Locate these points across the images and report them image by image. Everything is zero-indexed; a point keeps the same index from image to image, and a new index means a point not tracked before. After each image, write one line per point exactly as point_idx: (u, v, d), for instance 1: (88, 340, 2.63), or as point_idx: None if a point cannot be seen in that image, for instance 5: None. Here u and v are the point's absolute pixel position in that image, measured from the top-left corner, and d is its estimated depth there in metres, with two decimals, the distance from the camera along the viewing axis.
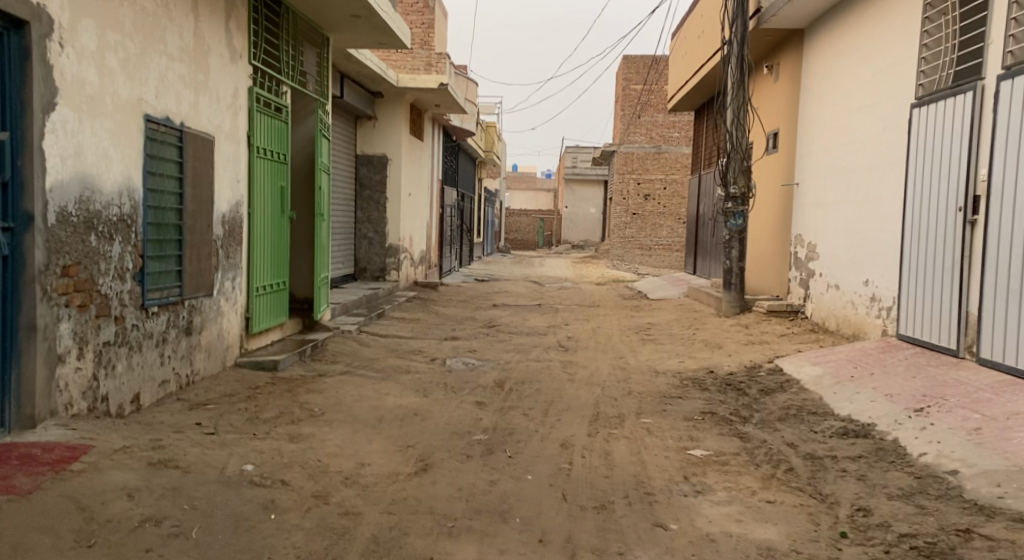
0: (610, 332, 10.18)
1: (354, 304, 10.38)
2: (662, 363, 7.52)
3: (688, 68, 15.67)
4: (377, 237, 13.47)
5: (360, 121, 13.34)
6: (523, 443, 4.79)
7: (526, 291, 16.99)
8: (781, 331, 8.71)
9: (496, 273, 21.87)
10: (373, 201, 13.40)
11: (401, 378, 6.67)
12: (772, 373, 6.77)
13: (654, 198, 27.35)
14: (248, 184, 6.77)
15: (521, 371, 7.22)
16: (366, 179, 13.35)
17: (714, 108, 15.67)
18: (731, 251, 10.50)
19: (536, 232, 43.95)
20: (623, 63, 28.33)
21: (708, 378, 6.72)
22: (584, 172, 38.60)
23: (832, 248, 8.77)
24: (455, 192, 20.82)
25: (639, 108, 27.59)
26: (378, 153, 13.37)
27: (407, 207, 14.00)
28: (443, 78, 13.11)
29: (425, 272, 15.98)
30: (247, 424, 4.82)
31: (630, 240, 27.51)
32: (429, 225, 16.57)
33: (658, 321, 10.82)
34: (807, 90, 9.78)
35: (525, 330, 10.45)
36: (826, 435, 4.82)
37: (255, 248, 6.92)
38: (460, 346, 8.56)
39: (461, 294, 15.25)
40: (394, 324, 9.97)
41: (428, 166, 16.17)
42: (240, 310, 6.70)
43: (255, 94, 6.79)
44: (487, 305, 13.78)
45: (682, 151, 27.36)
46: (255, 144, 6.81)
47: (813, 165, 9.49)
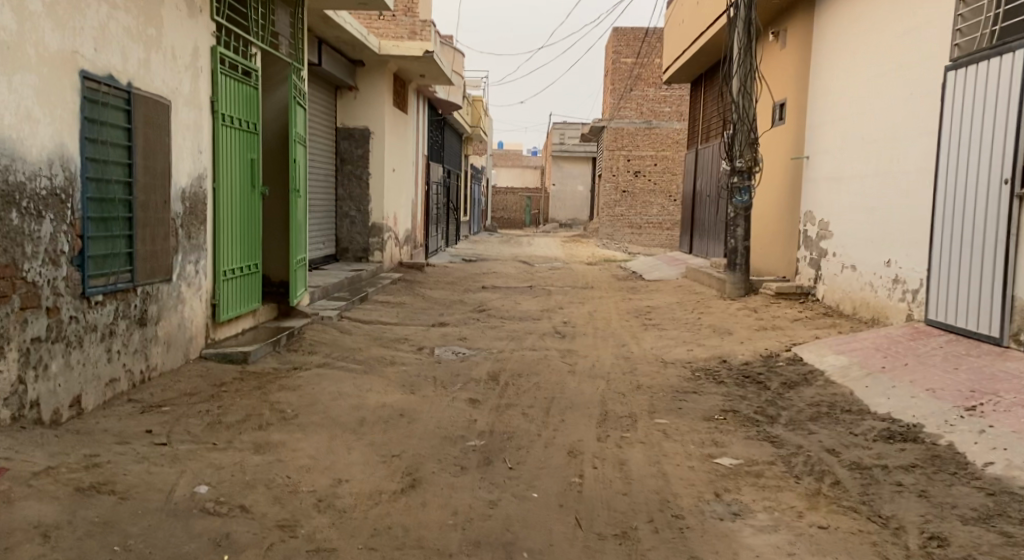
0: (607, 316, 9.58)
1: (334, 287, 9.73)
2: (669, 352, 6.94)
3: (686, 36, 15.00)
4: (359, 216, 12.78)
5: (341, 92, 12.59)
6: (525, 451, 4.19)
7: (516, 271, 16.36)
8: (794, 315, 8.15)
9: (483, 253, 21.24)
10: (354, 178, 12.69)
11: (385, 371, 6.05)
12: (791, 363, 6.20)
13: (644, 174, 26.70)
14: (213, 155, 6.09)
15: (517, 362, 6.60)
16: (348, 154, 12.63)
17: (713, 78, 15.04)
18: (736, 229, 9.94)
19: (524, 210, 43.27)
20: (613, 35, 27.55)
21: (722, 370, 6.14)
22: (572, 149, 37.92)
23: (848, 226, 8.22)
24: (441, 168, 20.11)
25: (629, 82, 26.89)
26: (360, 127, 12.63)
27: (391, 184, 13.30)
28: (428, 45, 12.34)
29: (410, 252, 15.32)
30: (206, 431, 4.19)
31: (620, 218, 26.91)
32: (415, 202, 15.88)
33: (657, 305, 10.25)
34: (819, 56, 9.19)
35: (517, 313, 9.85)
36: (868, 438, 4.25)
37: (222, 227, 6.24)
38: (449, 334, 7.93)
39: (448, 275, 14.60)
40: (377, 309, 9.32)
41: (413, 140, 15.45)
42: (206, 297, 6.04)
43: (220, 55, 6.10)
44: (476, 286, 13.14)
45: (673, 127, 26.67)
46: (221, 111, 6.13)
47: (825, 137, 8.90)
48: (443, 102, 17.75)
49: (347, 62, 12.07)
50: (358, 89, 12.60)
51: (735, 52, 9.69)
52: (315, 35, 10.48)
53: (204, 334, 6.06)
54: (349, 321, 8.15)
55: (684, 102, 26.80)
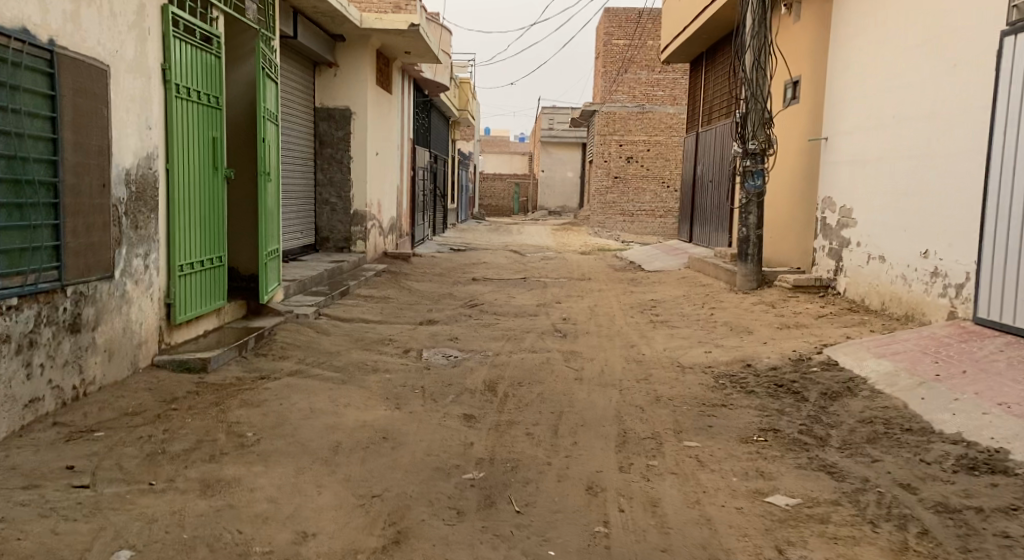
0: (611, 312, 8.87)
1: (312, 281, 8.95)
2: (684, 355, 6.23)
3: (687, 13, 14.27)
4: (340, 203, 11.97)
5: (320, 70, 11.77)
6: (534, 486, 3.46)
7: (507, 262, 15.60)
8: (816, 311, 7.44)
9: (472, 242, 20.45)
10: (335, 162, 11.87)
11: (366, 381, 5.28)
12: (826, 369, 5.49)
13: (636, 160, 25.95)
14: (165, 131, 5.28)
15: (516, 368, 5.86)
16: (328, 137, 11.81)
17: (715, 57, 14.34)
18: (748, 217, 9.26)
19: (512, 198, 42.46)
20: (605, 17, 26.69)
21: (750, 378, 5.42)
22: (561, 135, 37.14)
23: (874, 213, 7.52)
24: (428, 153, 19.28)
25: (621, 65, 26.08)
26: (341, 107, 11.81)
27: (374, 168, 12.49)
28: (413, 18, 11.48)
29: (396, 242, 14.51)
30: (143, 465, 3.43)
31: (611, 206, 26.20)
32: (401, 189, 15.09)
33: (662, 299, 9.55)
34: (839, 29, 8.48)
35: (512, 309, 9.10)
36: (946, 468, 3.54)
37: (178, 215, 5.45)
38: (439, 333, 7.17)
39: (436, 266, 13.83)
40: (359, 306, 8.54)
41: (398, 122, 14.62)
42: (159, 295, 5.25)
43: (173, 16, 5.29)
44: (466, 278, 12.37)
45: (667, 111, 25.88)
46: (175, 80, 5.32)
47: (847, 116, 8.20)
48: (430, 83, 16.88)
49: (326, 37, 11.23)
50: (339, 67, 11.77)
51: (749, 25, 8.98)
52: (290, 5, 9.65)
53: (158, 338, 5.28)
54: (328, 320, 7.37)
55: (677, 86, 25.99)
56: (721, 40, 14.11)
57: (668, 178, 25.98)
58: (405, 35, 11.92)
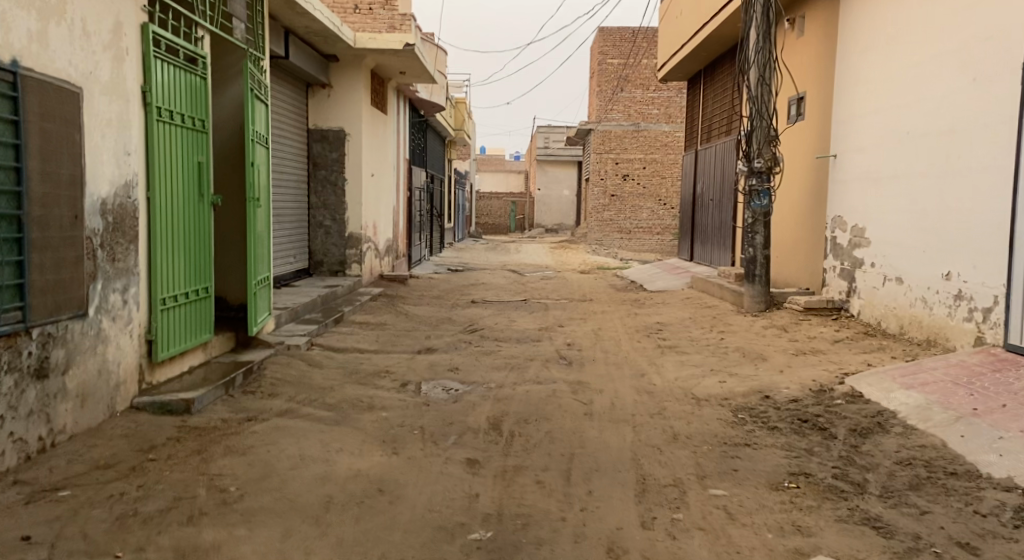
0: (616, 336, 8.54)
1: (304, 309, 8.61)
2: (699, 386, 5.88)
3: (686, 29, 14.04)
4: (335, 226, 11.63)
5: (313, 90, 11.48)
6: (547, 550, 3.12)
7: (505, 282, 15.28)
8: (833, 335, 7.11)
9: (469, 262, 20.13)
10: (328, 184, 11.55)
11: (361, 421, 4.93)
12: (851, 401, 5.16)
13: (632, 178, 25.72)
14: (146, 157, 4.95)
15: (520, 403, 5.51)
16: (322, 158, 11.50)
17: (715, 73, 14.10)
18: (755, 237, 8.89)
19: (508, 216, 42.21)
20: (599, 35, 26.51)
21: (772, 412, 5.08)
22: (557, 152, 36.97)
23: (890, 233, 7.21)
24: (423, 173, 18.98)
25: (617, 83, 25.89)
26: (334, 128, 11.52)
27: (369, 190, 12.18)
28: (408, 38, 11.21)
29: (391, 264, 14.17)
30: (113, 533, 3.09)
31: (608, 224, 25.93)
32: (396, 210, 14.78)
33: (668, 321, 9.23)
34: (848, 43, 8.20)
35: (513, 335, 8.74)
36: (1005, 524, 3.20)
37: (160, 245, 5.10)
38: (437, 364, 6.83)
39: (434, 288, 13.48)
40: (354, 334, 8.20)
41: (394, 142, 14.32)
42: (139, 332, 4.90)
43: (154, 34, 4.97)
44: (464, 301, 12.02)
45: (663, 129, 25.68)
46: (156, 103, 4.99)
47: (859, 132, 7.91)
48: (425, 102, 16.60)
49: (319, 56, 10.95)
50: (332, 86, 11.49)
51: (752, 39, 8.67)
52: (282, 25, 9.38)
53: (138, 378, 4.91)
54: (321, 351, 7.02)
55: (673, 103, 25.79)
56: (720, 57, 13.87)
57: (665, 195, 25.75)
58: (400, 54, 11.65)
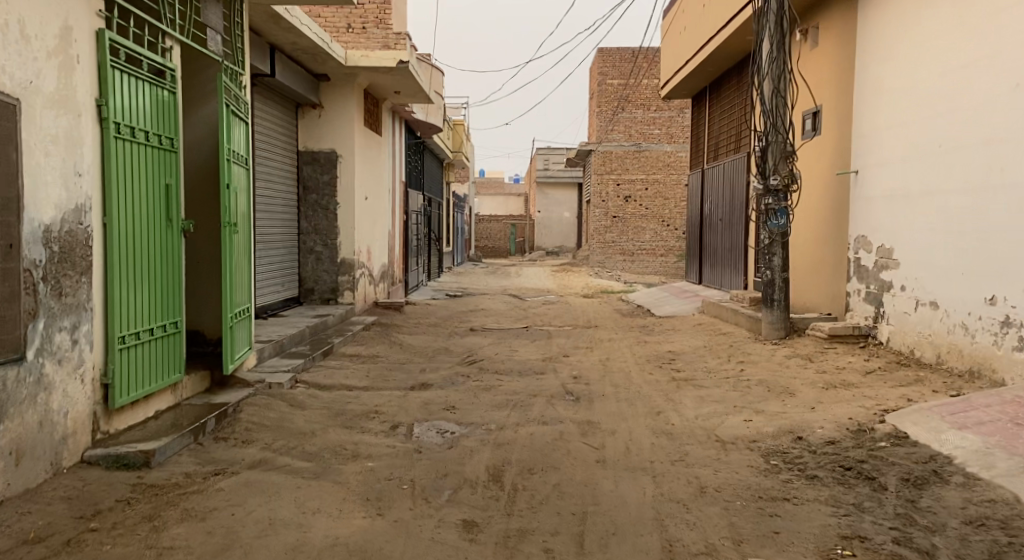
0: (626, 367, 7.96)
1: (289, 342, 8.04)
2: (722, 427, 5.31)
3: (689, 46, 13.62)
4: (326, 252, 11.10)
5: (303, 111, 11.00)
6: None
7: (506, 308, 14.72)
8: (862, 366, 6.55)
9: (469, 287, 19.61)
10: (320, 208, 11.04)
11: (344, 474, 4.35)
12: (897, 444, 4.58)
13: (634, 199, 25.29)
14: (102, 179, 4.43)
15: (524, 449, 4.93)
16: (313, 182, 10.99)
17: (720, 91, 13.66)
18: (773, 258, 8.44)
19: (509, 239, 41.73)
20: (598, 56, 26.09)
21: (808, 458, 4.52)
22: (557, 175, 36.61)
23: (922, 254, 6.67)
24: (421, 197, 18.51)
25: (617, 104, 25.50)
26: (326, 150, 11.02)
27: (363, 214, 11.67)
28: (402, 55, 10.72)
29: (388, 291, 13.64)
30: None
31: (610, 246, 25.44)
32: (392, 234, 14.25)
33: (681, 350, 8.66)
34: (868, 52, 7.71)
35: (515, 366, 8.18)
36: None
37: (119, 277, 4.56)
38: (432, 402, 6.25)
39: (431, 316, 12.93)
40: (344, 369, 7.62)
41: (389, 165, 13.85)
42: (93, 375, 4.35)
43: (111, 42, 4.46)
44: (464, 329, 11.46)
45: (664, 149, 25.24)
46: (114, 118, 4.47)
47: (882, 146, 7.39)
48: (422, 124, 16.12)
49: (310, 75, 10.48)
50: (323, 107, 11.01)
51: (765, 50, 8.19)
52: (268, 41, 8.91)
53: (91, 427, 4.35)
54: (306, 389, 6.45)
55: (674, 123, 25.36)
56: (726, 73, 13.37)
57: (667, 216, 25.27)
58: (395, 73, 11.17)
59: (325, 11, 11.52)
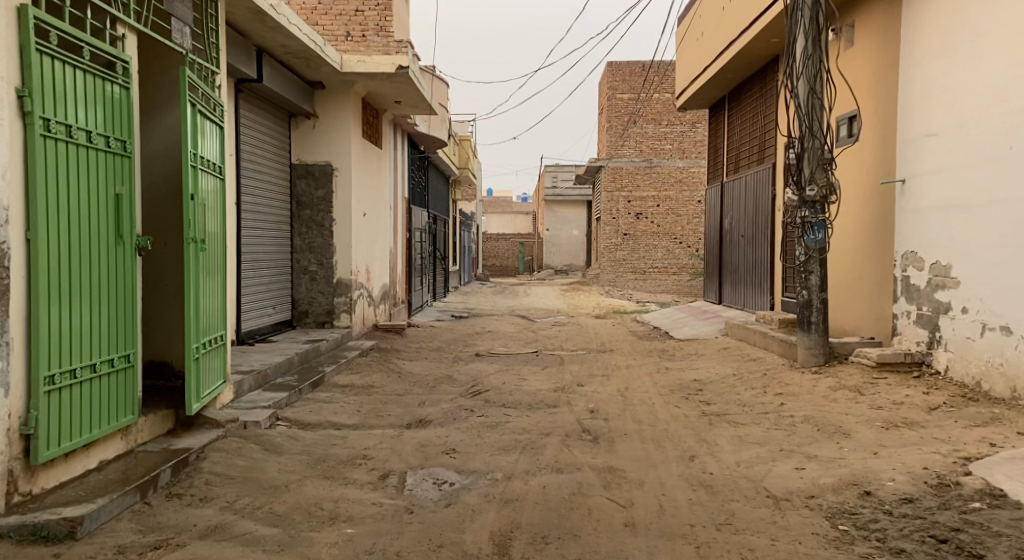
0: (648, 400, 7.13)
1: (273, 373, 7.22)
2: (771, 480, 4.48)
3: (707, 52, 12.91)
4: (321, 271, 10.31)
5: (296, 121, 10.27)
6: None
7: (514, 330, 13.89)
8: (925, 401, 5.70)
9: (475, 307, 18.82)
10: (314, 225, 10.28)
11: (316, 547, 3.56)
12: (995, 506, 3.76)
13: (646, 216, 24.52)
14: (25, 185, 3.72)
15: (536, 508, 4.11)
16: (307, 198, 10.24)
17: (740, 100, 12.93)
18: (809, 277, 7.70)
19: (516, 257, 40.94)
20: (608, 70, 25.25)
21: (885, 523, 3.71)
22: (565, 192, 35.94)
23: (989, 272, 5.86)
24: (425, 214, 17.76)
25: (628, 119, 24.76)
26: (321, 163, 10.27)
27: (361, 231, 10.91)
28: (402, 60, 9.93)
29: (388, 313, 12.83)
30: None
31: (622, 264, 24.66)
32: (393, 253, 13.41)
33: (709, 380, 7.81)
34: (915, 47, 6.93)
35: (525, 397, 7.35)
36: None
37: (47, 303, 3.82)
38: (430, 445, 5.43)
39: (435, 339, 12.13)
40: (334, 403, 6.81)
41: (390, 179, 13.11)
42: (9, 422, 3.60)
43: (39, 24, 3.76)
44: (469, 354, 10.66)
45: (676, 165, 24.47)
46: (41, 113, 3.77)
47: (935, 150, 6.59)
48: (426, 138, 15.37)
49: (303, 83, 9.76)
50: (318, 117, 10.28)
51: (799, 46, 7.43)
52: (254, 44, 8.20)
53: (5, 489, 3.60)
54: (286, 429, 5.63)
55: (687, 138, 24.58)
56: (748, 79, 12.55)
57: (680, 233, 24.47)
58: (393, 80, 10.42)
59: (323, 18, 10.82)
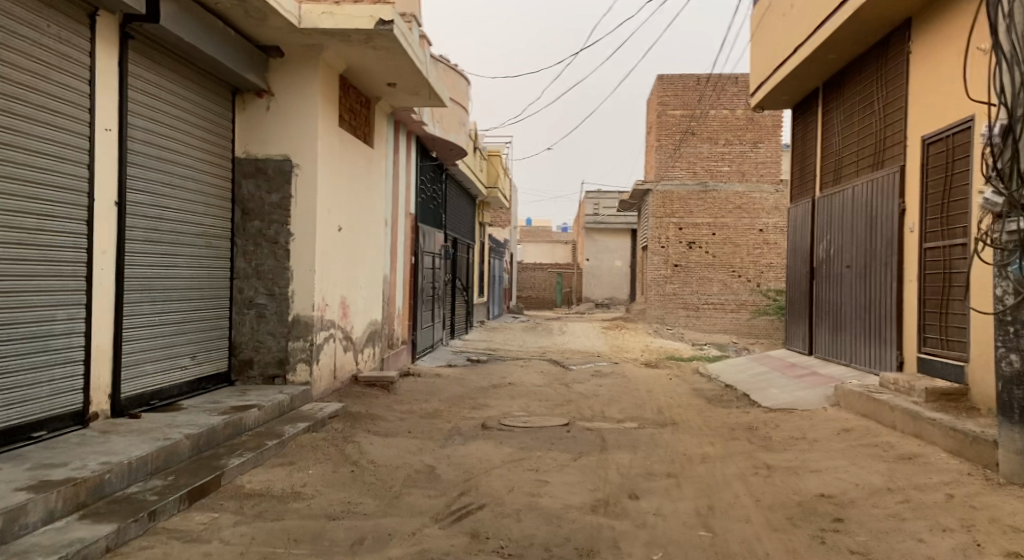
0: (756, 549, 4.08)
1: (125, 478, 4.30)
2: None
3: (799, 30, 9.90)
4: (271, 306, 7.42)
5: (242, 99, 7.44)
6: None
7: (541, 383, 10.86)
8: None
9: (501, 348, 15.89)
10: (264, 241, 7.42)
11: None
12: None
13: (699, 246, 21.37)
14: None
15: None
16: (254, 204, 7.41)
17: (845, 89, 9.89)
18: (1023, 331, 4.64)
19: (555, 289, 37.91)
20: (658, 83, 21.76)
21: None
22: (609, 222, 33.41)
23: None
24: (442, 236, 14.90)
25: (680, 137, 21.44)
26: (275, 157, 7.43)
27: (334, 252, 8.06)
28: (386, 12, 7.05)
29: (379, 360, 9.98)
30: None
31: (671, 298, 21.49)
32: (388, 283, 10.59)
33: (849, 504, 4.73)
34: None
35: (540, 531, 4.38)
36: None
37: None
38: None
39: (435, 396, 9.20)
40: (201, 547, 3.91)
41: (388, 188, 10.29)
42: None
43: None
44: (474, 423, 7.70)
45: (735, 189, 21.25)
46: None
47: None
48: (439, 142, 12.54)
49: (246, 42, 6.94)
50: (273, 94, 7.45)
51: None
52: None
53: None
54: None
55: (746, 159, 21.33)
56: (858, 59, 9.46)
57: (738, 265, 21.23)
58: (376, 45, 7.52)
59: None
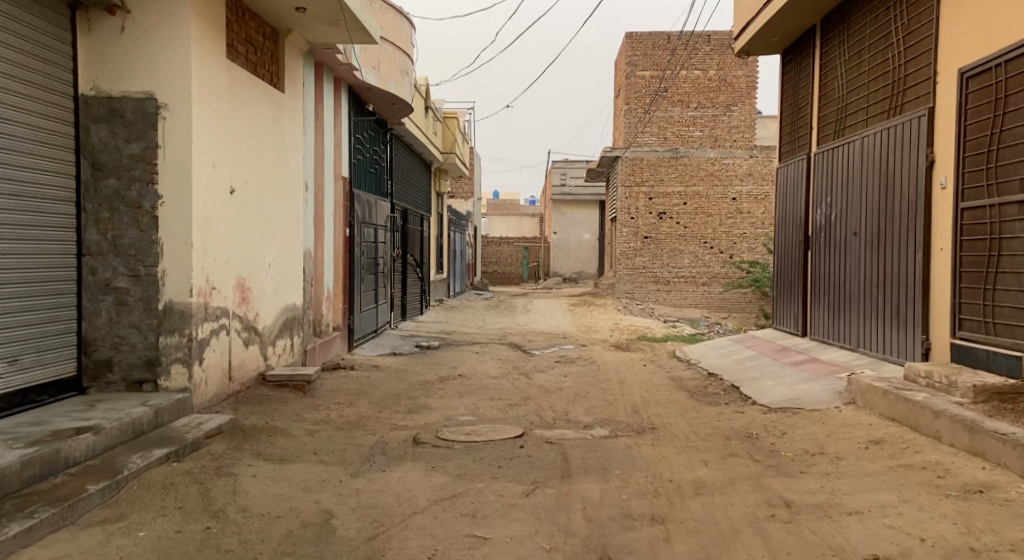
0: None
1: None
2: None
3: None
4: (134, 289, 5.69)
5: (88, 17, 5.64)
6: None
7: (495, 374, 9.27)
8: None
9: (456, 329, 14.26)
10: (123, 206, 5.68)
11: None
12: None
13: (669, 217, 19.85)
14: None
15: None
16: (109, 156, 5.67)
17: (851, 22, 8.34)
18: None
19: (521, 264, 36.30)
20: (626, 42, 20.02)
21: None
22: (575, 192, 31.84)
23: None
24: (387, 205, 13.15)
25: (648, 100, 19.76)
26: (135, 95, 5.66)
27: (225, 220, 6.33)
28: None
29: (299, 352, 8.29)
30: None
31: (641, 272, 20.01)
32: (312, 259, 8.88)
33: None
34: None
35: None
36: None
37: None
38: None
39: (363, 396, 7.55)
40: None
41: (307, 144, 8.54)
42: None
43: None
44: (401, 434, 6.08)
45: (707, 155, 19.66)
46: None
47: None
48: (377, 93, 10.76)
49: None
50: (129, 11, 5.64)
51: None
52: None
53: None
54: None
55: (719, 123, 19.79)
56: None
57: (711, 237, 19.84)
58: None
59: None
